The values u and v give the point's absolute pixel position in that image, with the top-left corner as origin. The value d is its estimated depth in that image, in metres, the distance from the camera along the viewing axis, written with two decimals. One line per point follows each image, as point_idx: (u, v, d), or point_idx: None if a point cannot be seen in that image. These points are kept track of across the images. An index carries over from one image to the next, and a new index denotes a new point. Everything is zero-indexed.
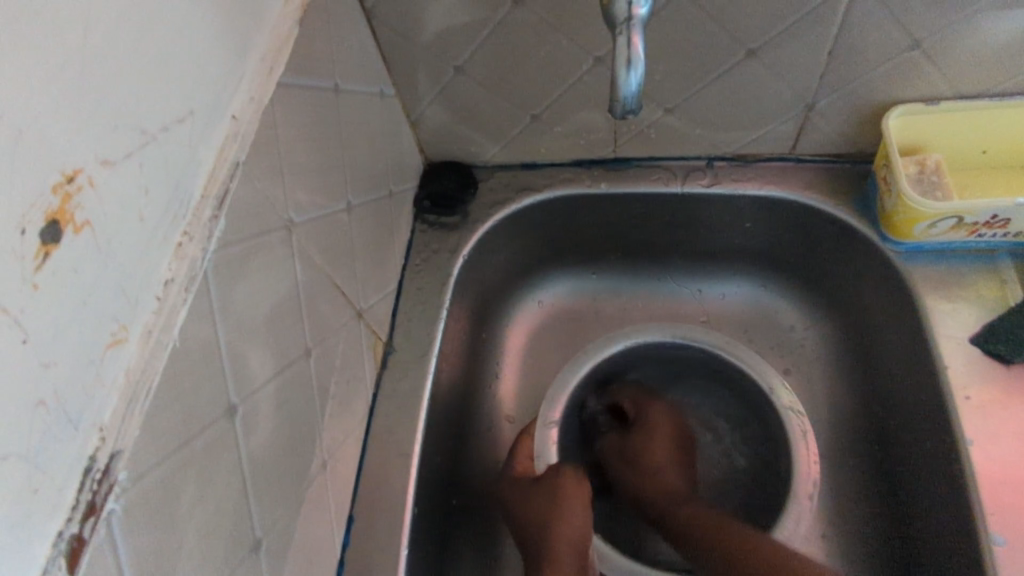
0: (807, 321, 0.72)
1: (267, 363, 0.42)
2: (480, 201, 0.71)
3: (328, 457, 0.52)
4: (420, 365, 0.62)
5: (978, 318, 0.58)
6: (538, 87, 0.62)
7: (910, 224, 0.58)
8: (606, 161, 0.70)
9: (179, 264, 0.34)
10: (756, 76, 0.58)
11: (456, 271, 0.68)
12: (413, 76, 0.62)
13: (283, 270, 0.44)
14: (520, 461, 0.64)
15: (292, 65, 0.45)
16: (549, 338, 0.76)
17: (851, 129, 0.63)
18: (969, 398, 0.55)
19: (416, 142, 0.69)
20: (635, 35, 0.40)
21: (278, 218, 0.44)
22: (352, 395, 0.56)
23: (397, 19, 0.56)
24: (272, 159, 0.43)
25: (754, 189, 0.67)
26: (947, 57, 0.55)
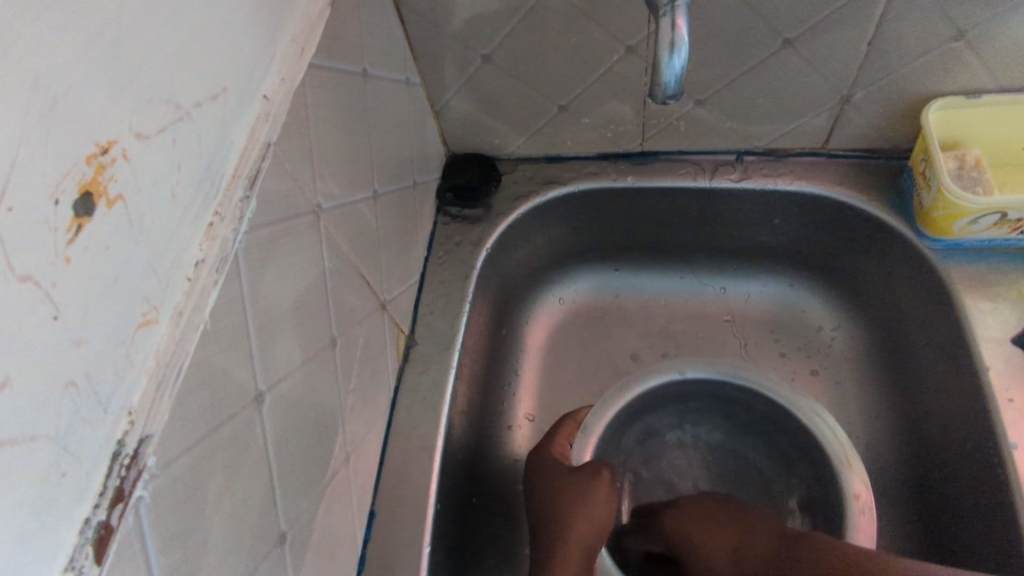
0: (836, 321, 0.71)
1: (295, 351, 0.41)
2: (504, 193, 0.70)
3: (350, 450, 0.50)
4: (442, 358, 0.61)
5: (1020, 318, 0.56)
6: (567, 77, 0.61)
7: (949, 220, 0.56)
8: (632, 155, 0.69)
9: (210, 244, 0.33)
10: (792, 67, 0.57)
11: (480, 264, 0.67)
12: (440, 64, 0.61)
13: (311, 256, 0.43)
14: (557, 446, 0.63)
15: (323, 46, 0.44)
16: (571, 336, 0.75)
17: (888, 123, 0.61)
18: (1012, 401, 0.53)
19: (439, 132, 0.68)
20: (679, 17, 0.39)
21: (307, 202, 0.43)
22: (375, 388, 0.55)
23: (425, 6, 0.55)
24: (302, 142, 0.42)
25: (785, 184, 0.66)
26: (991, 49, 0.53)
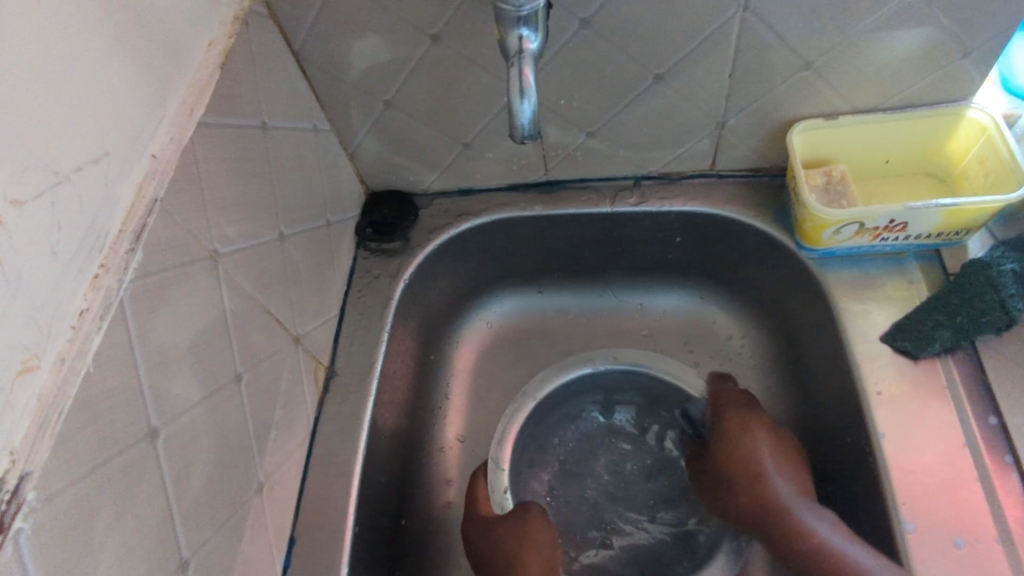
0: (741, 329, 0.75)
1: (194, 387, 0.44)
2: (420, 226, 0.74)
3: (265, 479, 0.53)
4: (362, 387, 0.64)
5: (888, 317, 0.61)
6: (465, 118, 0.65)
7: (817, 231, 0.61)
8: (540, 184, 0.73)
9: (94, 294, 0.36)
10: (667, 98, 0.62)
11: (398, 294, 0.70)
12: (345, 110, 0.65)
13: (209, 297, 0.46)
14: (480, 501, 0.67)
15: (215, 104, 0.48)
16: (497, 357, 0.79)
17: (763, 144, 0.66)
18: (880, 392, 0.58)
19: (355, 172, 0.72)
20: (526, 67, 0.44)
21: (202, 248, 0.46)
22: (292, 418, 0.58)
23: (323, 59, 0.59)
24: (194, 193, 0.45)
25: (679, 204, 0.71)
26: (838, 75, 0.59)
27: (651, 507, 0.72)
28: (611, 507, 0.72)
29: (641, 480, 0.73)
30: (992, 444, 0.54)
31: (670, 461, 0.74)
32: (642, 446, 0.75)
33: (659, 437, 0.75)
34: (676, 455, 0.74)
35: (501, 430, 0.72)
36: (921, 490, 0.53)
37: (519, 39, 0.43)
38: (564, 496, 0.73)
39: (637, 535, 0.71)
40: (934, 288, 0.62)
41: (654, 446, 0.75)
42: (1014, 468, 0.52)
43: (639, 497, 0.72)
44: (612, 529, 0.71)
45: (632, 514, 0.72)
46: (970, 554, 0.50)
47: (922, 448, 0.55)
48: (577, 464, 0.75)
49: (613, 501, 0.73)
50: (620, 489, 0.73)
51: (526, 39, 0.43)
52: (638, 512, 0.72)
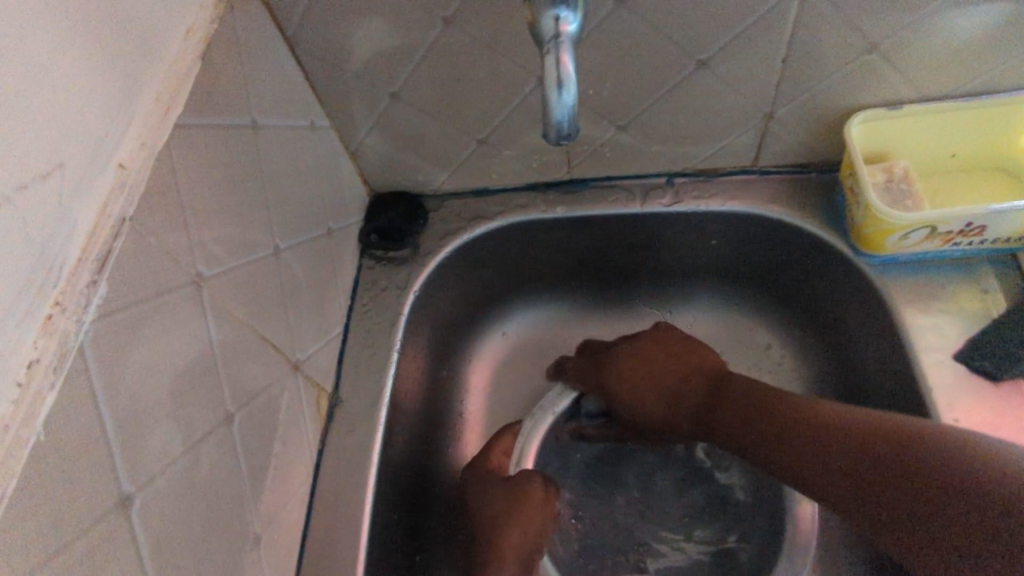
0: (783, 340, 0.69)
1: (178, 438, 0.37)
2: (430, 231, 0.67)
3: (264, 529, 0.47)
4: (370, 414, 0.58)
5: (961, 332, 0.54)
6: (481, 111, 0.58)
7: (880, 236, 0.54)
8: (561, 184, 0.66)
9: (47, 341, 0.30)
10: (710, 87, 0.55)
11: (407, 308, 0.63)
12: (346, 105, 0.58)
13: (194, 329, 0.40)
14: (495, 458, 0.64)
15: (195, 102, 0.41)
16: (516, 372, 0.73)
17: (814, 138, 0.59)
18: (957, 419, 0.51)
19: (358, 172, 0.65)
20: (564, 53, 0.36)
21: (184, 272, 0.39)
22: (294, 454, 0.52)
23: (321, 47, 0.52)
24: (172, 208, 0.39)
25: (717, 205, 0.64)
26: (906, 60, 0.52)
27: (686, 524, 0.66)
28: (645, 526, 0.66)
29: (673, 496, 0.67)
30: None
31: (704, 472, 0.67)
32: (672, 455, 0.68)
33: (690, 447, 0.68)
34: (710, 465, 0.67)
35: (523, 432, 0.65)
36: None
37: (554, 22, 0.36)
38: (592, 517, 0.67)
39: (673, 559, 0.65)
40: (1011, 299, 0.55)
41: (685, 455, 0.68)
42: None
43: (674, 515, 0.66)
44: (647, 551, 0.65)
45: (667, 534, 0.66)
46: None
47: None
48: (604, 481, 0.68)
49: (646, 519, 0.67)
50: (653, 506, 0.67)
51: (564, 21, 0.36)
52: (673, 532, 0.66)
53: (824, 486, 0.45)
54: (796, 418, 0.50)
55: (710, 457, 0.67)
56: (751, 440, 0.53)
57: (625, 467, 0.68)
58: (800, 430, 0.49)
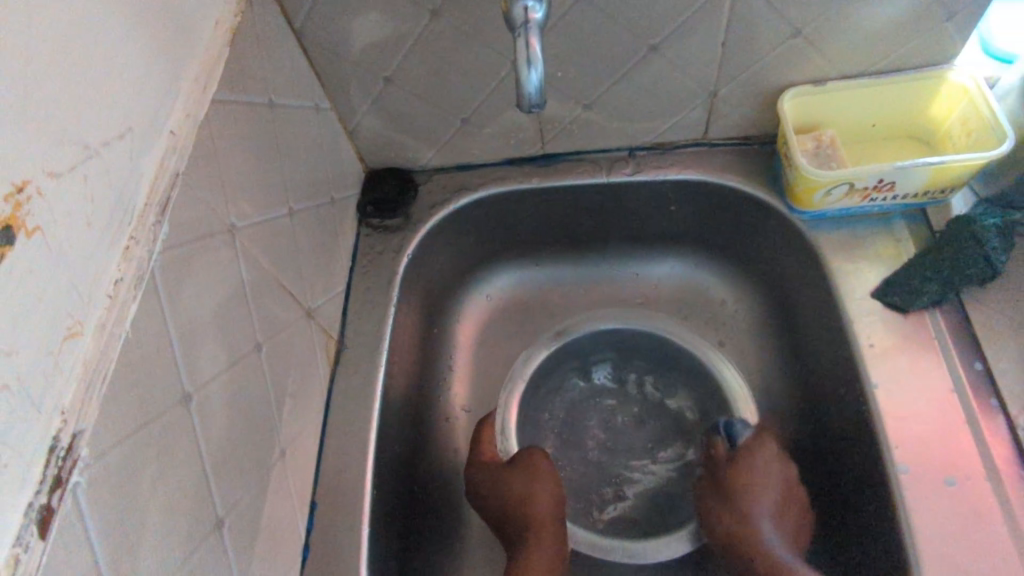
0: (734, 293, 0.78)
1: (220, 356, 0.45)
2: (421, 202, 0.75)
3: (286, 448, 0.55)
4: (372, 359, 0.66)
5: (878, 274, 0.64)
6: (465, 92, 0.66)
7: (809, 194, 0.64)
8: (536, 158, 0.75)
9: (127, 264, 0.38)
10: (661, 68, 0.63)
11: (402, 269, 0.72)
12: (345, 88, 0.66)
13: (230, 269, 0.48)
14: (486, 448, 0.70)
15: (225, 82, 0.49)
16: (500, 328, 0.81)
17: (753, 112, 0.69)
18: (872, 345, 0.61)
19: (355, 150, 0.73)
20: (533, 36, 0.45)
21: (221, 221, 0.47)
22: (308, 389, 0.60)
23: (324, 37, 0.60)
24: (211, 167, 0.46)
25: (673, 173, 0.73)
26: (824, 42, 0.61)
27: (651, 450, 0.75)
28: (614, 459, 0.75)
29: (636, 429, 0.77)
30: (977, 388, 0.57)
31: (655, 403, 0.78)
32: (624, 395, 0.78)
33: (638, 382, 0.79)
34: (659, 397, 0.78)
35: (499, 425, 0.73)
36: (914, 434, 0.56)
37: (524, 10, 0.45)
38: (569, 450, 0.76)
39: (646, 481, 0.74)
40: (919, 245, 0.65)
41: (636, 393, 0.78)
42: (1000, 412, 0.56)
43: (639, 445, 0.76)
44: (621, 480, 0.74)
45: (636, 462, 0.75)
46: (960, 490, 0.54)
47: (913, 396, 0.58)
48: (573, 426, 0.77)
49: (616, 455, 0.75)
50: (618, 441, 0.76)
51: (532, 10, 0.45)
52: (641, 459, 0.75)
53: None
54: None
55: (658, 389, 0.78)
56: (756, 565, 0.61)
57: (590, 412, 0.78)
58: None
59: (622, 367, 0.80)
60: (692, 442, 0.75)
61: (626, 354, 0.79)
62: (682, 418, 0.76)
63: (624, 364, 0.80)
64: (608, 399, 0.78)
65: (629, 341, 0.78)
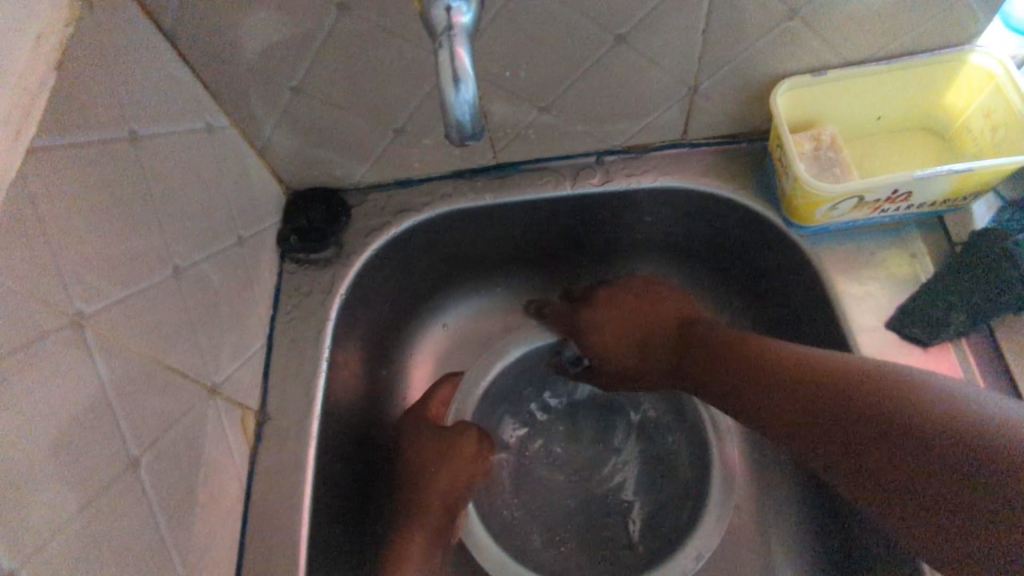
0: (722, 312, 0.69)
1: (68, 499, 0.34)
2: (354, 228, 0.64)
3: (188, 569, 0.44)
4: (301, 428, 0.55)
5: (892, 299, 0.55)
6: (393, 100, 0.54)
7: (810, 208, 0.53)
8: (486, 169, 0.63)
9: None
10: (631, 63, 0.52)
11: (335, 312, 0.60)
12: (245, 102, 0.53)
13: (77, 377, 0.36)
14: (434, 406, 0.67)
15: (55, 122, 0.36)
16: (463, 363, 0.72)
17: (741, 108, 0.58)
18: None
19: (269, 171, 0.61)
20: (459, 46, 0.33)
21: (59, 315, 0.35)
22: (219, 484, 0.49)
23: (206, 42, 0.47)
24: (36, 245, 0.34)
25: (648, 181, 0.62)
26: (828, 24, 0.50)
27: (608, 446, 0.69)
28: (594, 491, 0.68)
29: (578, 447, 0.70)
30: None
31: (568, 407, 0.71)
32: (542, 428, 0.71)
33: (547, 405, 0.72)
34: (566, 400, 0.72)
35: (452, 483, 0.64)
36: None
37: (446, 14, 0.34)
38: (547, 505, 0.67)
39: (631, 469, 0.68)
40: (938, 261, 0.55)
41: (544, 419, 0.71)
42: None
43: (594, 453, 0.69)
44: (615, 493, 0.68)
45: (607, 467, 0.69)
46: None
47: None
48: (530, 491, 0.68)
49: (589, 482, 0.68)
50: (577, 469, 0.69)
51: (456, 14, 0.34)
52: (609, 462, 0.69)
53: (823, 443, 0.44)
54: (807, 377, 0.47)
55: (560, 397, 0.72)
56: (771, 392, 0.50)
57: (541, 468, 0.69)
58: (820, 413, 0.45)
59: (515, 409, 0.72)
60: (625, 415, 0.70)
61: (514, 394, 0.72)
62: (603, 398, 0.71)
63: (516, 401, 0.72)
64: (535, 444, 0.70)
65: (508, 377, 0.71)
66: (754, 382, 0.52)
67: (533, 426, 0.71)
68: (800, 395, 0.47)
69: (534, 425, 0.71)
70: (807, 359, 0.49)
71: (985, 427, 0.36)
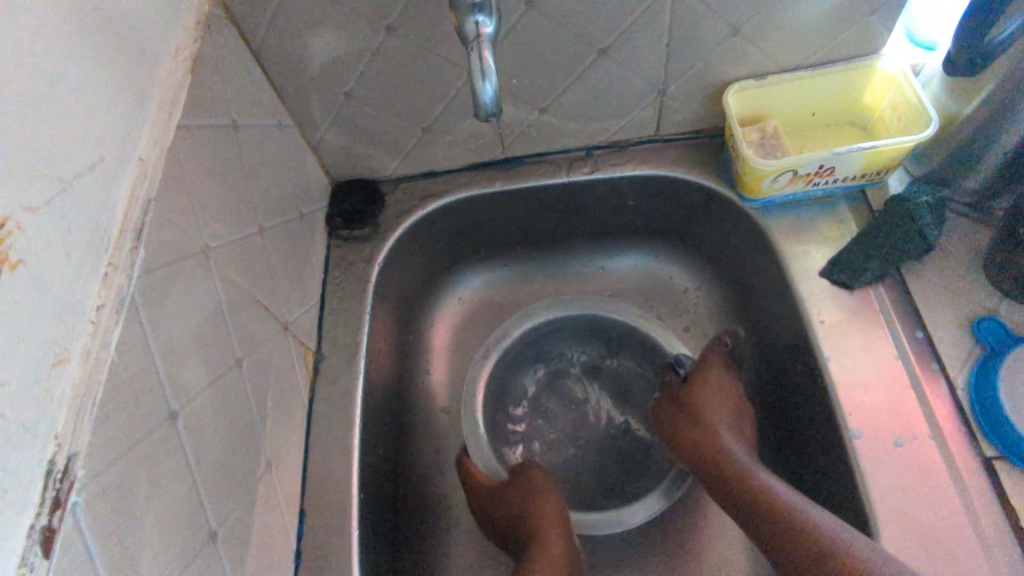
0: (695, 280, 0.82)
1: (202, 374, 0.47)
2: (388, 212, 0.77)
3: (272, 459, 0.57)
4: (350, 366, 0.68)
5: (826, 254, 0.68)
6: (423, 103, 0.69)
7: (757, 183, 0.67)
8: (497, 162, 0.77)
9: (108, 290, 0.39)
10: (610, 71, 0.66)
11: (374, 277, 0.73)
12: (307, 105, 0.67)
13: (205, 290, 0.49)
14: (474, 479, 0.71)
15: (189, 108, 0.50)
16: (475, 330, 0.84)
17: (700, 107, 0.72)
18: (824, 321, 0.65)
19: (320, 164, 0.74)
20: (485, 50, 0.48)
21: (194, 244, 0.48)
22: (290, 401, 0.61)
23: (283, 56, 0.61)
24: (180, 193, 0.48)
25: (629, 170, 0.76)
26: (760, 39, 0.64)
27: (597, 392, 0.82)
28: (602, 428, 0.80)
29: (571, 413, 0.79)
30: (921, 355, 0.61)
31: (551, 377, 0.82)
32: (536, 408, 0.80)
33: (536, 389, 0.81)
34: (548, 375, 0.82)
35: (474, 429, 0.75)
36: (866, 401, 0.60)
37: (474, 27, 0.47)
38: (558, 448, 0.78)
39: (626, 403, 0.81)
40: (861, 225, 0.69)
41: (533, 394, 0.81)
42: (941, 374, 0.60)
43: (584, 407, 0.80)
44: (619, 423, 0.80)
45: (603, 407, 0.81)
46: (909, 449, 0.58)
47: (863, 365, 0.62)
48: (553, 447, 0.78)
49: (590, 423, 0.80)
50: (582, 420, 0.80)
51: (482, 26, 0.47)
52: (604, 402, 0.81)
53: (751, 513, 0.59)
54: (747, 485, 0.61)
55: (542, 370, 0.82)
56: (715, 465, 0.65)
57: (546, 429, 0.79)
58: (747, 490, 0.61)
59: (512, 393, 0.80)
60: (601, 380, 0.81)
61: (508, 379, 0.80)
62: (580, 372, 0.82)
63: (506, 389, 0.80)
64: (537, 416, 0.80)
65: (506, 371, 0.80)
66: (722, 461, 0.65)
67: (532, 406, 0.80)
68: (744, 483, 0.61)
69: (530, 405, 0.80)
70: (738, 470, 0.63)
71: (869, 552, 0.51)
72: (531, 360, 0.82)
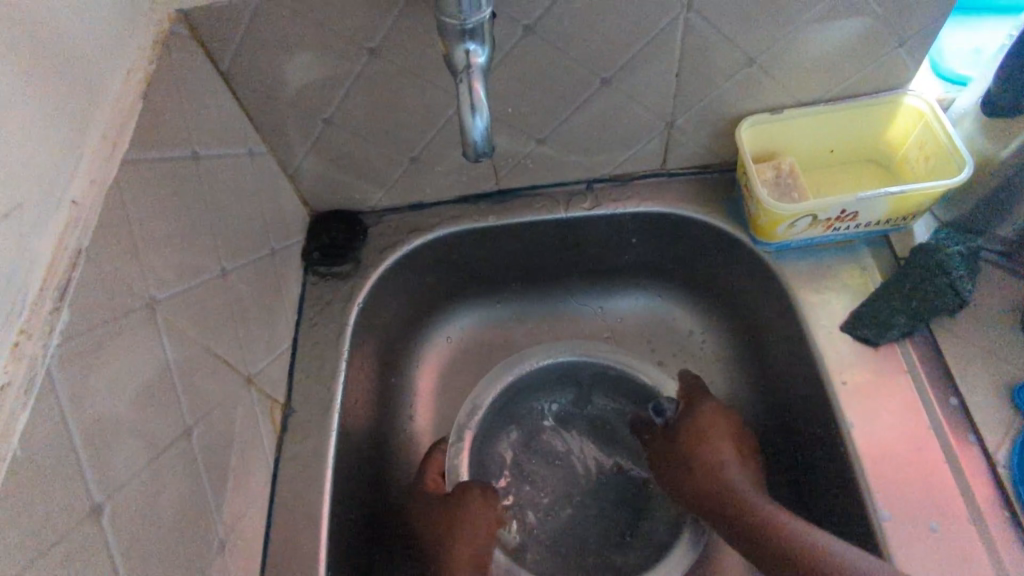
0: (701, 324, 0.76)
1: (140, 451, 0.40)
2: (370, 246, 0.71)
3: (226, 535, 0.50)
4: (323, 421, 0.61)
5: (847, 305, 0.62)
6: (409, 132, 0.63)
7: (772, 227, 0.62)
8: (490, 195, 0.71)
9: (16, 366, 0.32)
10: (615, 101, 0.61)
11: (353, 320, 0.67)
12: (283, 132, 0.61)
13: (149, 351, 0.43)
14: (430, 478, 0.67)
15: (140, 136, 0.44)
16: (463, 374, 0.78)
17: (712, 141, 0.66)
18: (845, 382, 0.59)
19: (298, 194, 0.68)
20: (476, 82, 0.42)
21: (136, 298, 0.42)
22: (251, 465, 0.55)
23: (255, 79, 0.55)
24: (123, 239, 0.41)
25: (633, 206, 0.70)
26: (779, 70, 0.59)
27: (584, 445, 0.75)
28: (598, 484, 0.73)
29: (557, 468, 0.74)
30: (954, 423, 0.56)
31: (534, 434, 0.75)
32: (519, 475, 0.73)
33: (514, 452, 0.75)
34: (530, 436, 0.75)
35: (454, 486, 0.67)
36: (892, 475, 0.54)
37: (465, 54, 0.41)
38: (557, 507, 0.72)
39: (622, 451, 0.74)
40: (885, 273, 0.63)
41: (518, 459, 0.74)
42: (978, 446, 0.54)
43: (574, 465, 0.74)
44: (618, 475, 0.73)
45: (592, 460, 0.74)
46: (946, 534, 0.51)
47: (890, 432, 0.56)
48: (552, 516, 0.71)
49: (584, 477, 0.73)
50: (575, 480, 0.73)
51: (473, 54, 0.41)
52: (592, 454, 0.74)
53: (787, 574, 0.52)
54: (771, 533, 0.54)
55: (523, 434, 0.75)
56: (732, 514, 0.58)
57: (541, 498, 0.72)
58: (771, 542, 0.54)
59: (496, 459, 0.74)
60: (576, 427, 0.76)
61: (491, 442, 0.74)
62: (555, 423, 0.76)
63: (490, 457, 0.74)
64: (524, 483, 0.73)
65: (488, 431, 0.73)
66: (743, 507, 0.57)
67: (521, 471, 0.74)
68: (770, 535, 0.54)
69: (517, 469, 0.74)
70: (764, 517, 0.55)
71: None
72: (510, 420, 0.75)
